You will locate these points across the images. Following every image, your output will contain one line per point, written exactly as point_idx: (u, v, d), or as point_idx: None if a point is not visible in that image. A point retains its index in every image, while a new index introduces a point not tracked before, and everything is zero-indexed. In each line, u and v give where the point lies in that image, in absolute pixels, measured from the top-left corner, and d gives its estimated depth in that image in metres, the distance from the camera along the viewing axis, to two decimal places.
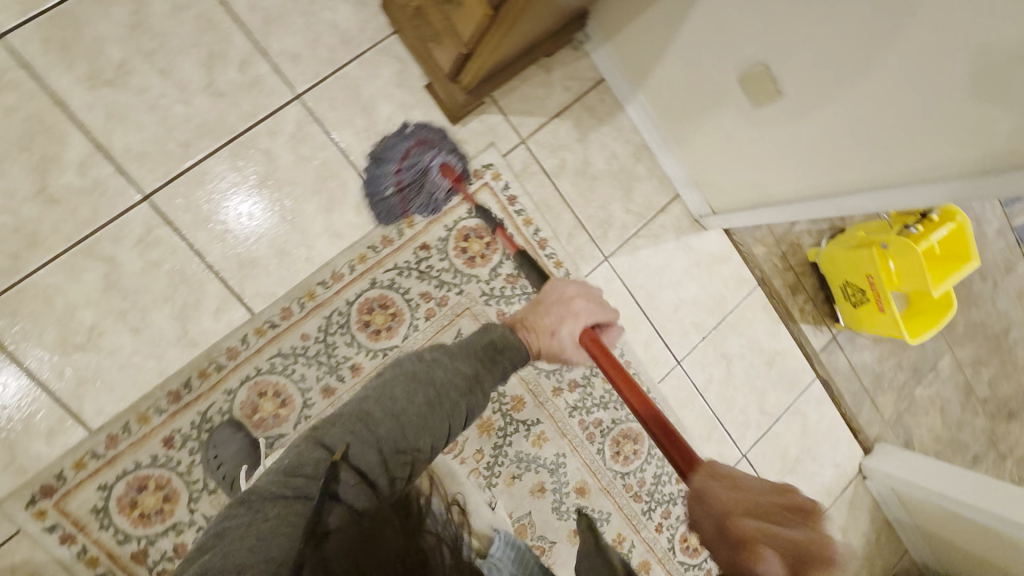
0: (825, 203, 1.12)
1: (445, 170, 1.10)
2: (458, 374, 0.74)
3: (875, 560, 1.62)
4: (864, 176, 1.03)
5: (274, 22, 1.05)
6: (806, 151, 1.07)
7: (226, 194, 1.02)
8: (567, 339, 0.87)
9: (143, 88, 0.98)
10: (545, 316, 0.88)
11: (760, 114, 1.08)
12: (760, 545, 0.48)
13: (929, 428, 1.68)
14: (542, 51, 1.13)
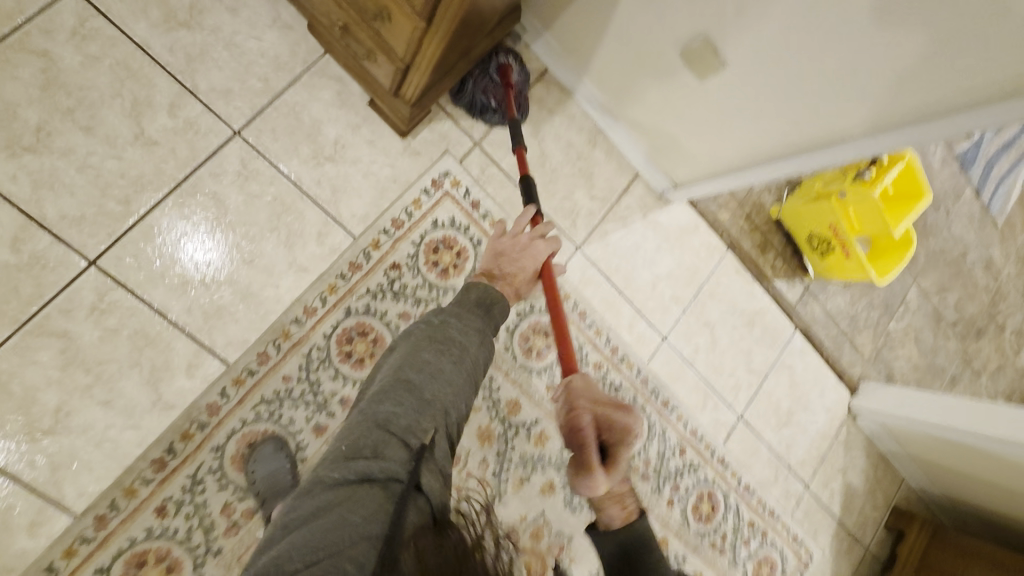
0: (778, 164, 1.14)
1: (503, 70, 1.12)
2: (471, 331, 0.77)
3: (876, 493, 1.69)
4: (809, 135, 1.05)
5: (198, 60, 1.00)
6: (753, 116, 1.09)
7: (177, 245, 0.97)
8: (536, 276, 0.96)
9: (69, 149, 0.92)
10: (517, 263, 0.92)
11: (707, 87, 1.09)
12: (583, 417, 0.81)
13: (907, 358, 1.75)
14: (482, 51, 1.11)
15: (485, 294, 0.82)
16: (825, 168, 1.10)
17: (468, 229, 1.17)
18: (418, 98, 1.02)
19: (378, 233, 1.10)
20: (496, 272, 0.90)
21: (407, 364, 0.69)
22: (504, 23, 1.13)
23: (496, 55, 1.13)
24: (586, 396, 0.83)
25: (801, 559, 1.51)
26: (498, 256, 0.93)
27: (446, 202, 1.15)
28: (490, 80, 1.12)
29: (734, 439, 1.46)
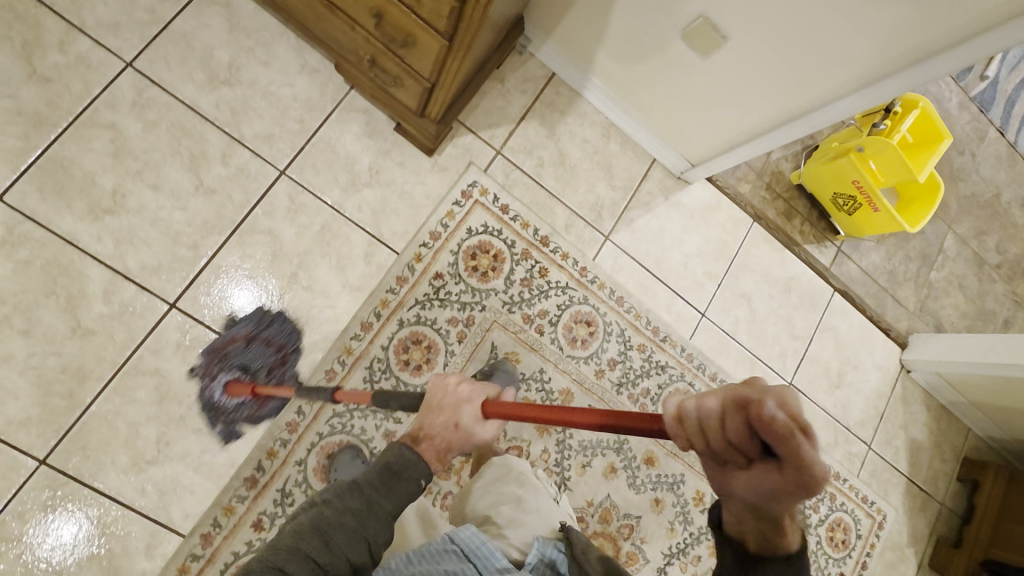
0: (770, 134, 1.21)
1: (231, 387, 1.03)
2: (348, 519, 0.67)
3: (944, 446, 1.67)
4: (799, 100, 1.12)
5: (241, 112, 1.10)
6: (749, 88, 1.15)
7: (239, 285, 1.06)
8: (472, 424, 0.73)
9: (141, 207, 1.03)
10: (437, 420, 0.73)
11: (710, 63, 1.14)
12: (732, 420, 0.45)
13: (954, 307, 1.73)
14: (491, 66, 1.21)
15: (383, 466, 0.72)
16: (839, 122, 1.13)
17: (501, 233, 1.25)
18: (441, 109, 1.08)
19: (418, 246, 1.19)
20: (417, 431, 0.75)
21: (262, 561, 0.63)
22: (507, 28, 1.19)
23: (213, 380, 1.02)
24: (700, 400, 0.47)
25: (874, 519, 1.54)
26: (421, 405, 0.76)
27: (477, 210, 1.23)
28: (234, 401, 1.03)
29: None
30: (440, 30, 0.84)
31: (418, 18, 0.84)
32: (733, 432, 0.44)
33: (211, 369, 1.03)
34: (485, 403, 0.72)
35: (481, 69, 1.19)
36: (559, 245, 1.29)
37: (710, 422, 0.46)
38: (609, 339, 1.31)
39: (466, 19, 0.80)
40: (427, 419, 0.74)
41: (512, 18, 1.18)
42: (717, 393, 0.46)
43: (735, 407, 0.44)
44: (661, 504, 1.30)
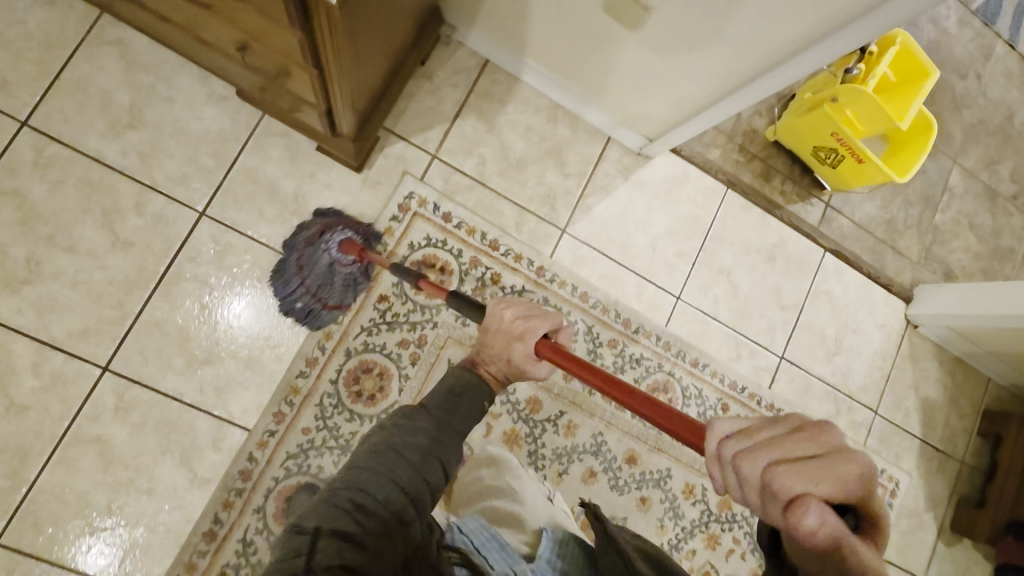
0: (716, 106, 1.08)
1: (345, 247, 1.07)
2: (420, 441, 0.71)
3: (961, 401, 1.56)
4: (747, 65, 0.98)
5: (149, 154, 1.03)
6: (685, 60, 1.02)
7: (228, 299, 1.05)
8: (525, 361, 0.82)
9: (58, 272, 0.98)
10: (496, 346, 0.82)
11: (641, 36, 1.01)
12: (775, 494, 0.50)
13: (965, 249, 1.59)
14: (410, 65, 1.10)
15: (446, 390, 0.77)
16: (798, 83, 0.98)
17: (446, 243, 1.16)
18: (351, 128, 0.98)
19: (358, 270, 1.12)
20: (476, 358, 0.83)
21: (346, 479, 0.67)
22: (419, 19, 1.06)
23: (326, 238, 1.06)
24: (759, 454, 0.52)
25: (885, 488, 1.47)
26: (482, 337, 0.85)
27: (416, 222, 1.15)
28: (342, 263, 1.07)
29: (780, 381, 1.39)
30: (305, 70, 0.72)
31: (274, 54, 0.73)
32: (777, 517, 0.50)
33: (325, 230, 1.07)
34: (538, 343, 0.82)
35: (395, 70, 1.07)
36: (511, 247, 1.20)
37: (751, 484, 0.52)
38: (576, 340, 1.24)
39: (325, 60, 0.68)
40: (487, 346, 0.83)
41: (422, 8, 1.04)
42: (765, 459, 0.52)
43: (773, 484, 0.50)
44: (648, 502, 1.26)
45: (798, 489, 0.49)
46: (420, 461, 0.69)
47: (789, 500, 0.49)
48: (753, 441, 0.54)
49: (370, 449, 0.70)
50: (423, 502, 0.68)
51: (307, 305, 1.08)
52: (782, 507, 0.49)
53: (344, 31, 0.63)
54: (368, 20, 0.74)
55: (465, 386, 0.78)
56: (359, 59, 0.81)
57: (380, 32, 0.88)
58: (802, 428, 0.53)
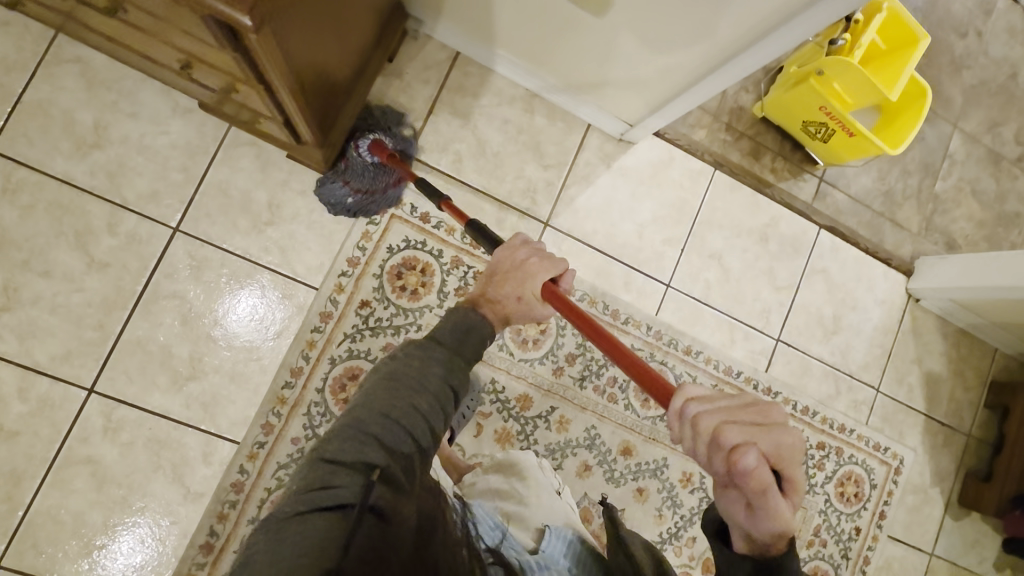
0: (702, 83, 1.02)
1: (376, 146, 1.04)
2: (435, 371, 0.75)
3: (966, 373, 1.53)
4: (718, 46, 0.94)
5: (118, 173, 1.02)
6: (660, 40, 0.96)
7: (234, 303, 1.06)
8: (533, 300, 0.89)
9: (36, 297, 0.99)
10: (507, 286, 0.88)
11: (606, 21, 0.96)
12: (730, 449, 0.58)
13: (967, 218, 1.54)
14: (376, 64, 1.07)
15: (459, 326, 0.82)
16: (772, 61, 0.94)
17: (426, 244, 1.14)
18: (320, 133, 0.95)
19: (338, 276, 1.11)
20: (485, 295, 0.88)
21: (368, 406, 0.70)
22: (380, 15, 1.02)
23: (357, 145, 1.05)
24: (717, 414, 0.61)
25: (889, 466, 1.45)
26: (492, 275, 0.90)
27: (394, 224, 1.13)
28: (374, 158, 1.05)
29: (777, 363, 1.37)
30: (252, 77, 0.69)
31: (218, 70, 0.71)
32: (723, 465, 0.58)
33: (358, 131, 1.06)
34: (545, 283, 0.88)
35: (362, 67, 1.03)
36: None
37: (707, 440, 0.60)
38: (564, 334, 1.22)
39: (264, 69, 0.65)
40: (499, 286, 0.88)
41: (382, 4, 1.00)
42: (722, 421, 0.60)
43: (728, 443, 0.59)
44: (645, 493, 1.26)
45: (742, 440, 0.58)
46: (436, 388, 0.74)
47: (732, 447, 0.58)
48: (713, 402, 0.62)
49: (390, 375, 0.74)
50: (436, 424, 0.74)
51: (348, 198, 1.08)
52: (735, 462, 0.57)
53: (274, 35, 0.59)
54: (307, 19, 0.69)
55: (473, 322, 0.82)
56: (310, 59, 0.77)
57: (332, 31, 0.83)
58: (755, 399, 0.62)
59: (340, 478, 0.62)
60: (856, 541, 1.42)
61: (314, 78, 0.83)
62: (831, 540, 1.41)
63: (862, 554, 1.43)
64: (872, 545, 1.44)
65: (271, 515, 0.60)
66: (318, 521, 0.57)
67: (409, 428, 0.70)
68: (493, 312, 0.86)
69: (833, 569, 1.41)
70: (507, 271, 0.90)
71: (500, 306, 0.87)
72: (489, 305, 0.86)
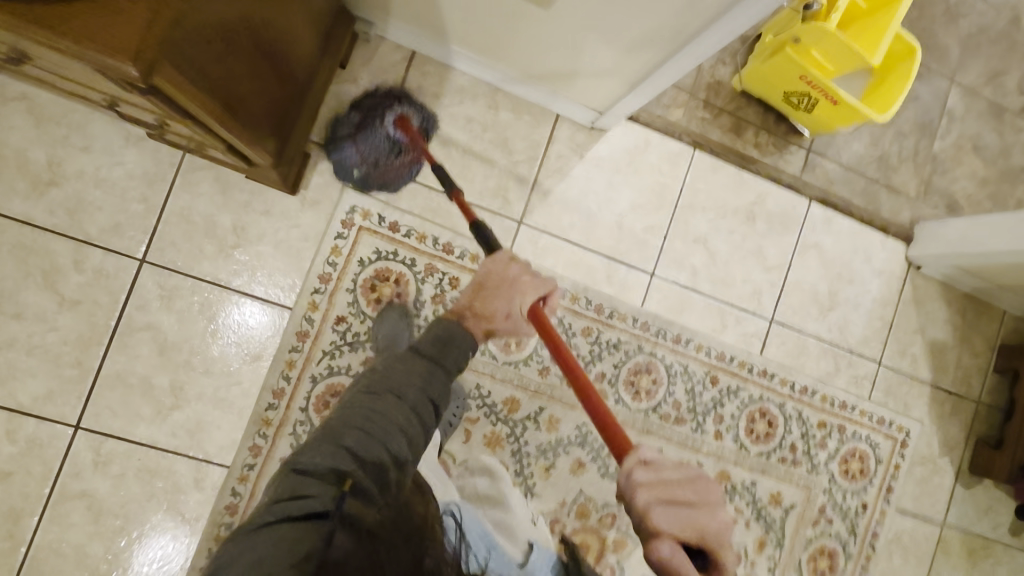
0: (665, 66, 0.96)
1: (400, 123, 1.10)
2: (412, 383, 0.75)
3: (974, 338, 1.47)
4: (674, 31, 0.88)
5: (80, 209, 1.02)
6: (614, 27, 0.90)
7: (238, 312, 1.07)
8: (519, 319, 0.88)
9: (13, 339, 0.99)
10: (494, 303, 0.87)
11: (553, 13, 0.91)
12: (655, 533, 0.63)
13: (969, 176, 1.46)
14: (324, 74, 1.03)
15: (437, 332, 0.81)
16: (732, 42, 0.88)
17: (398, 254, 1.13)
18: (272, 150, 0.93)
19: (311, 294, 1.10)
20: (472, 309, 0.86)
21: (344, 417, 0.70)
22: (322, 22, 0.97)
23: (384, 115, 1.12)
24: (653, 495, 0.65)
25: (895, 439, 1.41)
26: (479, 290, 0.88)
27: (364, 237, 1.11)
28: (396, 137, 1.12)
29: (771, 345, 1.33)
30: (177, 113, 0.68)
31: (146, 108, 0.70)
32: (648, 543, 0.64)
33: (384, 109, 1.13)
34: (534, 306, 0.87)
35: (311, 74, 1.00)
36: (466, 248, 1.15)
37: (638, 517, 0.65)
38: None
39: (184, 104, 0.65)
40: (485, 300, 0.87)
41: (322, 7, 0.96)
42: (655, 504, 0.64)
43: (654, 527, 0.63)
44: None
45: (667, 528, 0.63)
46: (413, 400, 0.74)
47: (657, 530, 0.63)
48: (653, 480, 0.65)
49: (369, 386, 0.75)
50: (416, 437, 0.73)
51: (360, 171, 1.11)
52: (659, 546, 0.62)
53: (175, 74, 0.59)
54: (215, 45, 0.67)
55: (450, 335, 0.82)
56: (234, 76, 0.74)
57: (262, 42, 0.79)
58: (696, 478, 0.65)
59: (308, 490, 0.62)
60: (863, 517, 1.39)
61: (249, 96, 0.80)
62: (838, 517, 1.38)
63: (870, 529, 1.40)
64: (881, 519, 1.40)
65: (245, 525, 0.62)
66: (284, 532, 0.57)
67: (386, 440, 0.69)
68: (479, 327, 0.85)
69: (841, 545, 1.38)
70: (495, 284, 0.88)
71: (487, 321, 0.86)
72: (473, 319, 0.85)
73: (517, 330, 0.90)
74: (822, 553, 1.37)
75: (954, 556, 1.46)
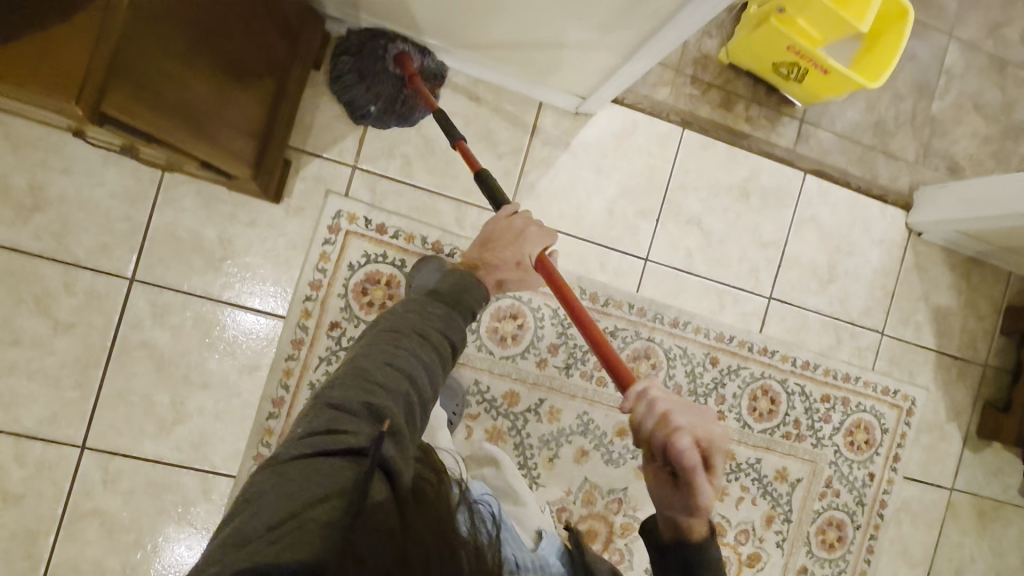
0: (648, 42, 0.93)
1: (403, 58, 1.01)
2: (433, 328, 0.76)
3: (979, 302, 1.45)
4: (649, 14, 0.86)
5: (65, 232, 1.01)
6: (589, 12, 0.87)
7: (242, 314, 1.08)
8: (527, 268, 0.93)
9: (12, 365, 1.00)
10: (505, 252, 0.91)
11: (524, 6, 0.88)
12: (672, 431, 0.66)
13: (970, 136, 1.42)
14: (297, 80, 1.01)
15: (452, 281, 0.83)
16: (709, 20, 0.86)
17: (387, 256, 1.12)
18: (247, 151, 0.93)
19: (303, 302, 1.09)
20: (484, 259, 0.89)
21: (367, 358, 0.69)
22: (289, 25, 0.95)
23: (387, 49, 1.00)
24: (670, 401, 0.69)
25: (901, 408, 1.40)
26: (488, 242, 0.91)
27: (351, 241, 1.10)
28: (398, 72, 1.02)
29: (771, 322, 1.32)
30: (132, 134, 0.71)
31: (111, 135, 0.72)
32: (664, 442, 0.67)
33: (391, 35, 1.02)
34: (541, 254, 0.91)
35: (283, 70, 0.98)
36: (456, 245, 1.14)
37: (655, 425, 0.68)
38: (542, 325, 1.20)
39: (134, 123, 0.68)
40: (495, 251, 0.90)
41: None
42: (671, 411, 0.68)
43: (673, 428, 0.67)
44: None
45: (686, 423, 0.67)
46: (436, 343, 0.75)
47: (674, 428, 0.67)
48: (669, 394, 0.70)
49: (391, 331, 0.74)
50: (437, 377, 0.73)
51: (365, 113, 1.07)
52: (679, 440, 0.65)
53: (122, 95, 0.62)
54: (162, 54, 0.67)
55: (464, 287, 0.83)
56: (189, 91, 0.74)
57: (220, 48, 0.78)
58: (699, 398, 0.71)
59: (344, 424, 0.61)
60: (870, 487, 1.40)
61: (212, 109, 0.81)
62: (845, 489, 1.38)
63: (877, 498, 1.40)
64: (888, 488, 1.41)
65: (275, 456, 0.59)
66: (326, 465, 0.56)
67: (414, 378, 0.69)
68: (490, 276, 0.89)
69: (849, 516, 1.39)
70: (502, 237, 0.92)
71: (496, 272, 0.91)
72: (485, 269, 0.88)
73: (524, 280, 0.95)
74: (830, 524, 1.37)
75: (964, 520, 1.46)
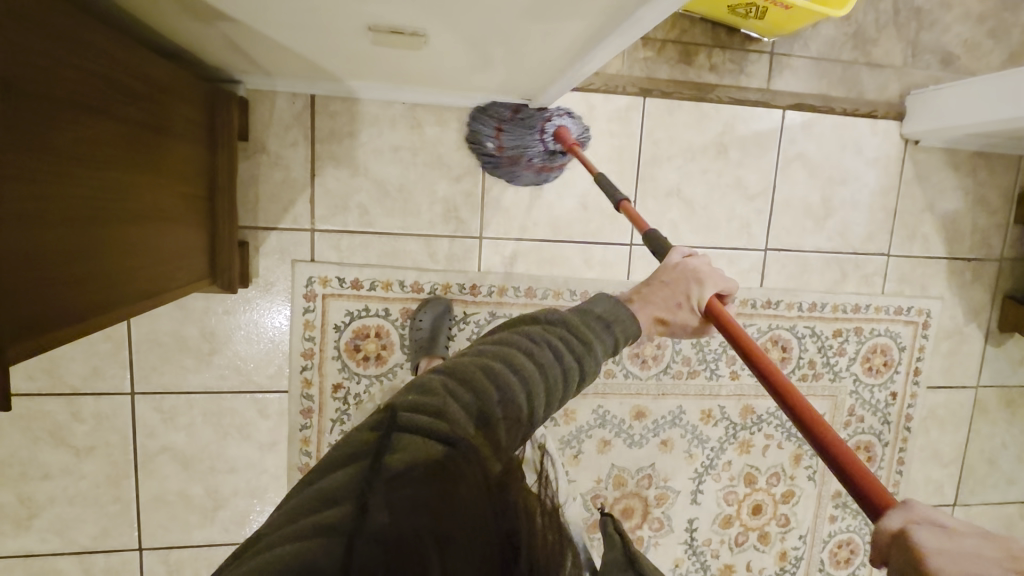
0: (574, 63, 0.84)
1: (558, 135, 1.09)
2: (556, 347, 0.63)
3: (989, 197, 1.37)
4: (567, 43, 0.77)
5: (55, 365, 1.02)
6: (503, 46, 0.78)
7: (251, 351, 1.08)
8: (688, 317, 0.79)
9: (52, 496, 1.06)
10: (669, 292, 0.78)
11: (434, 48, 0.80)
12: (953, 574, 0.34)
13: (964, 19, 1.28)
14: (227, 162, 0.96)
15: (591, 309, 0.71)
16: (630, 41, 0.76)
17: (369, 308, 1.10)
18: (196, 249, 0.89)
19: (301, 372, 1.10)
20: (642, 293, 0.78)
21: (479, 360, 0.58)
22: (201, 106, 0.87)
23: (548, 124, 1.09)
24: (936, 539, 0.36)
25: (917, 323, 1.37)
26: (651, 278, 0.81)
27: (331, 303, 1.08)
28: (547, 146, 1.10)
29: (771, 272, 1.28)
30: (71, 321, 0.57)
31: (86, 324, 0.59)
32: None
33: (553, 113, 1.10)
34: (714, 302, 0.78)
35: (202, 151, 0.89)
36: (435, 280, 1.12)
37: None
38: None
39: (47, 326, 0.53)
40: (658, 291, 0.78)
41: (184, 81, 0.82)
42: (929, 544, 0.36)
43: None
44: (669, 442, 1.29)
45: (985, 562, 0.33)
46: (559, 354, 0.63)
47: None
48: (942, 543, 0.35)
49: (518, 330, 0.65)
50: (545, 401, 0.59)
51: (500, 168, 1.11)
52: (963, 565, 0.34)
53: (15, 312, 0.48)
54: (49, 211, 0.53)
55: (608, 317, 0.71)
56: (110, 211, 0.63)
57: (128, 154, 0.67)
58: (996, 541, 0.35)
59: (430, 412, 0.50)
60: (894, 405, 1.40)
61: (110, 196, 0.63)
62: (869, 413, 1.39)
63: (902, 414, 1.41)
64: (912, 402, 1.41)
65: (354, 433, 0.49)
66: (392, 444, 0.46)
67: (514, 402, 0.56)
68: (648, 314, 0.77)
69: (876, 437, 1.41)
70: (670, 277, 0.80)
71: (657, 311, 0.78)
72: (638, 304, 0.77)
73: (689, 327, 0.80)
74: (858, 448, 1.41)
75: (993, 412, 1.48)
